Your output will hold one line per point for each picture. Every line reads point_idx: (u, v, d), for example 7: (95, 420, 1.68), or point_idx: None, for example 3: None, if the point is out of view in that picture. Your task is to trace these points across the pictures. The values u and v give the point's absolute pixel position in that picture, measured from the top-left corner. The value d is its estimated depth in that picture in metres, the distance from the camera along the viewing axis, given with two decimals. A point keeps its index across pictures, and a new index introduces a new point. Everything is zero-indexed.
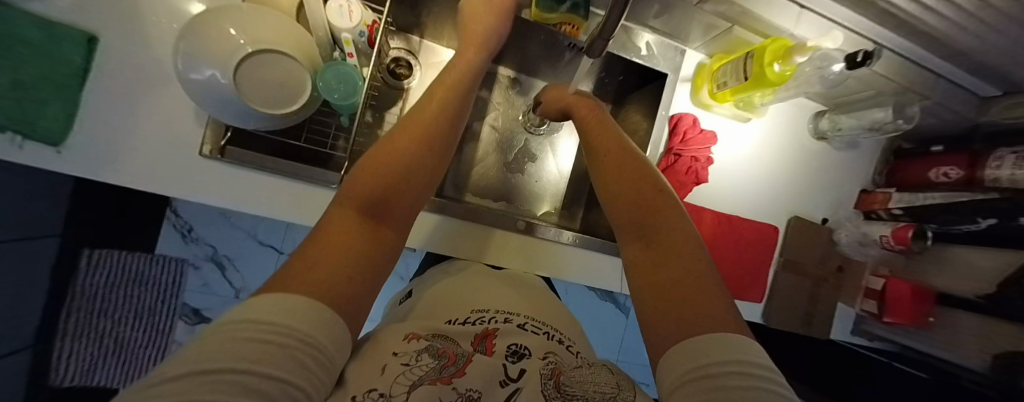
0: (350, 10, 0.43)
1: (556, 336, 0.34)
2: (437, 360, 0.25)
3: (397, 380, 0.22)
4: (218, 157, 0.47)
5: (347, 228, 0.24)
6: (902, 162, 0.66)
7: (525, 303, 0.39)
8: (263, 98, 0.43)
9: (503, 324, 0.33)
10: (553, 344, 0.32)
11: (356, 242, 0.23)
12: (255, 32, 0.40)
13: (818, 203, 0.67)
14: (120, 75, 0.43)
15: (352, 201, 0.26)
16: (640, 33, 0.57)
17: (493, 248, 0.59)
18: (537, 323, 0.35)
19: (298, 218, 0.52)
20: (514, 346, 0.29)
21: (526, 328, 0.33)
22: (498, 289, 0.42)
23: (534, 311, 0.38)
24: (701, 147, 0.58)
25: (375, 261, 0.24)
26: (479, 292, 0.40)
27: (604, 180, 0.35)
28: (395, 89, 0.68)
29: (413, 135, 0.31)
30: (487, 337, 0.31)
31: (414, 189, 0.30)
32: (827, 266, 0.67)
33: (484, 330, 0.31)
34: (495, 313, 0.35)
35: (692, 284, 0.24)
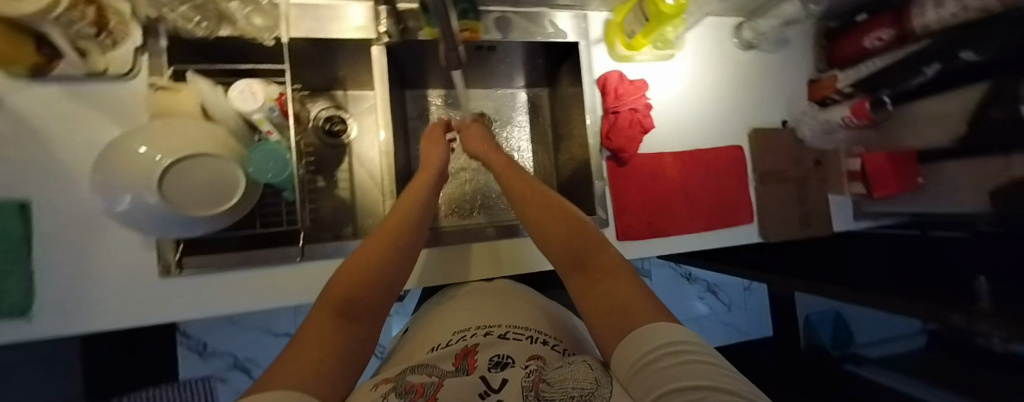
0: (252, 91, 0.45)
1: (540, 338, 0.36)
2: (403, 396, 0.23)
3: None
4: (177, 272, 0.47)
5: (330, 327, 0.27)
6: (835, 42, 0.67)
7: (507, 315, 0.41)
8: (198, 202, 0.43)
9: (483, 338, 0.35)
10: (536, 348, 0.33)
11: (332, 335, 0.26)
12: (169, 143, 0.41)
13: (773, 107, 0.66)
14: (64, 227, 0.44)
15: (330, 300, 0.29)
16: (539, 14, 0.58)
17: (479, 261, 0.60)
18: (519, 330, 0.37)
19: (272, 301, 0.50)
20: (496, 357, 0.30)
21: (507, 337, 0.35)
22: (482, 307, 0.44)
23: (517, 320, 0.40)
24: (635, 96, 0.58)
25: (354, 336, 0.28)
26: (462, 317, 0.42)
27: (533, 222, 0.39)
28: (336, 147, 0.69)
29: (384, 246, 0.37)
30: (468, 354, 0.32)
31: (389, 282, 0.35)
32: (804, 164, 0.66)
33: (465, 348, 0.33)
34: (474, 330, 0.38)
35: (618, 294, 0.28)
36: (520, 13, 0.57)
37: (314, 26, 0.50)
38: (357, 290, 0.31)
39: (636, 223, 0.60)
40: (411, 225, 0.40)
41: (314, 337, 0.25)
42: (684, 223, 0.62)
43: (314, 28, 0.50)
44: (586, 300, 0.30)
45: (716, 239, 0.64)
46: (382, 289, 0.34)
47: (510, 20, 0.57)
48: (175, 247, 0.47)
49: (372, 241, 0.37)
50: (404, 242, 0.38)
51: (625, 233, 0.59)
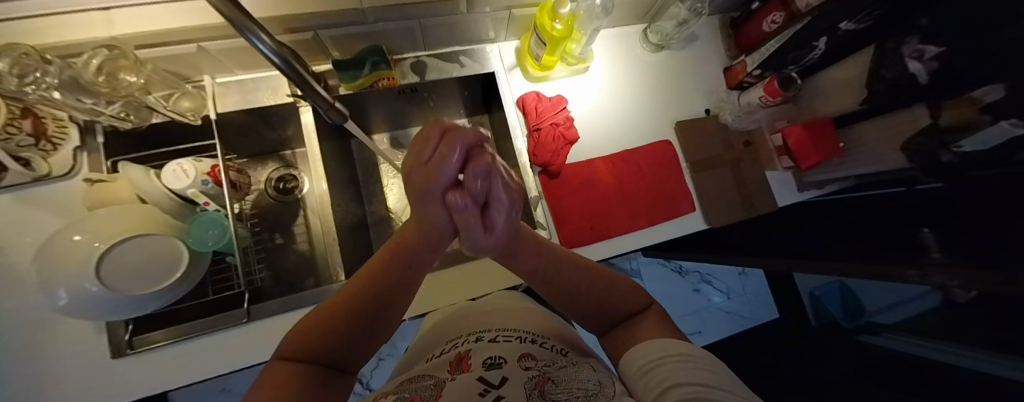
0: (182, 169, 0.48)
1: (527, 337, 0.39)
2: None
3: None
4: (128, 351, 0.48)
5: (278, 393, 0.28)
6: (739, 30, 0.71)
7: (496, 319, 0.45)
8: (138, 281, 0.46)
9: (473, 343, 0.38)
10: (527, 346, 0.36)
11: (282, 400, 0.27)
12: (108, 230, 0.44)
13: (693, 100, 0.69)
14: (18, 326, 0.47)
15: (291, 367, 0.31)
16: (452, 53, 0.63)
17: (453, 286, 0.63)
18: (507, 332, 0.40)
19: (218, 370, 0.50)
20: (489, 358, 0.33)
21: (497, 339, 0.38)
22: (477, 315, 0.47)
23: (507, 324, 0.43)
24: (553, 111, 0.61)
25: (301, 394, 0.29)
26: (462, 326, 0.46)
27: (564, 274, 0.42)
28: (288, 203, 0.71)
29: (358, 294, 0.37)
30: (462, 360, 0.35)
31: (356, 335, 0.37)
32: (734, 147, 0.68)
33: (458, 354, 0.36)
34: (467, 336, 0.42)
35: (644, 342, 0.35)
36: (432, 56, 0.62)
37: (241, 99, 0.55)
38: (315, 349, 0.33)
39: (579, 230, 0.61)
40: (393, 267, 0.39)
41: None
42: (626, 222, 0.62)
43: (241, 101, 0.55)
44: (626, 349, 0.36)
45: (663, 233, 0.64)
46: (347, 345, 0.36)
47: (426, 63, 0.62)
48: (124, 328, 0.49)
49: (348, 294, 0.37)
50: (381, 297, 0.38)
51: (569, 242, 0.60)
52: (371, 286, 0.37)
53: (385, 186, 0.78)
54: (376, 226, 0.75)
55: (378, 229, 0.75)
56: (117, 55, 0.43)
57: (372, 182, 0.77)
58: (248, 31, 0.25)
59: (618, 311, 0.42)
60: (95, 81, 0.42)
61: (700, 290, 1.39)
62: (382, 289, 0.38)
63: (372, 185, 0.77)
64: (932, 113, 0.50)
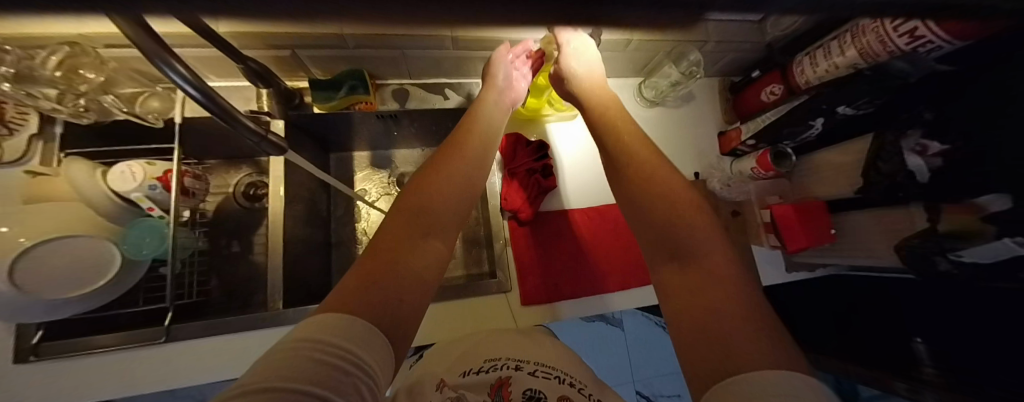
0: (132, 171, 0.47)
1: (567, 380, 0.38)
2: None
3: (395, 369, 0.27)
4: (30, 358, 0.45)
5: (389, 243, 0.32)
6: (740, 95, 0.68)
7: (534, 347, 0.43)
8: (52, 285, 0.42)
9: (514, 370, 0.38)
10: (565, 389, 0.36)
11: (391, 253, 0.32)
12: (34, 227, 0.41)
13: (682, 161, 0.67)
14: None
15: (396, 219, 0.35)
16: (437, 85, 0.62)
17: (453, 319, 0.53)
18: (547, 368, 0.39)
19: (128, 391, 0.46)
20: (528, 391, 0.36)
21: (537, 374, 0.38)
22: (518, 335, 0.46)
23: (543, 355, 0.42)
24: (532, 157, 0.59)
25: (409, 255, 0.32)
26: (506, 340, 0.44)
27: (642, 173, 0.39)
28: (253, 211, 0.68)
29: (451, 161, 0.40)
30: (502, 385, 0.37)
31: (447, 200, 0.37)
32: (721, 216, 0.64)
33: (498, 379, 0.38)
34: (506, 359, 0.40)
35: (709, 297, 0.29)
36: (414, 85, 0.61)
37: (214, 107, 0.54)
38: (416, 205, 0.36)
39: (545, 284, 0.57)
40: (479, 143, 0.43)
41: (376, 257, 0.31)
42: (595, 284, 0.58)
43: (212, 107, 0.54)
44: (680, 281, 0.32)
45: (633, 300, 0.59)
46: (448, 212, 0.37)
47: (407, 91, 0.60)
48: (33, 333, 0.45)
49: (443, 160, 0.40)
50: (468, 166, 0.41)
51: (531, 297, 0.56)
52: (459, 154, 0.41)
53: (357, 205, 0.74)
54: (340, 245, 0.71)
55: (341, 249, 0.71)
56: (77, 52, 0.43)
57: (343, 200, 0.74)
58: (160, 60, 0.23)
59: (684, 249, 0.33)
60: (52, 76, 0.41)
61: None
62: (469, 154, 0.42)
63: (343, 205, 0.74)
64: (930, 216, 0.46)
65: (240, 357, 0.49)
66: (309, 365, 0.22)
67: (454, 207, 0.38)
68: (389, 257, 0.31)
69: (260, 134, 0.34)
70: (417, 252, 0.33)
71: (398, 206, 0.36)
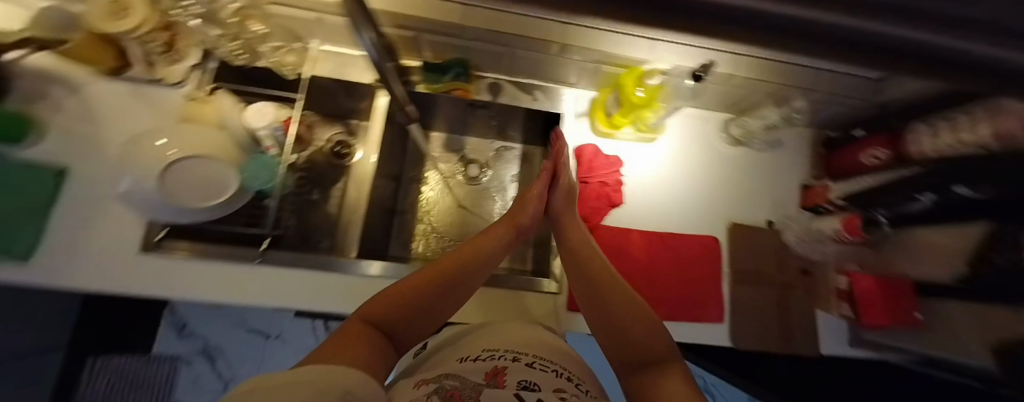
0: (266, 111, 0.54)
1: (564, 373, 0.39)
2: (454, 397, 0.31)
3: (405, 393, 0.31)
4: (154, 250, 0.52)
5: (351, 337, 0.34)
6: (836, 151, 0.64)
7: (533, 343, 0.44)
8: (185, 193, 0.50)
9: (511, 361, 0.40)
10: (560, 381, 0.38)
11: (355, 341, 0.34)
12: (189, 143, 0.51)
13: (757, 206, 0.64)
14: (81, 196, 0.53)
15: (362, 321, 0.37)
16: (530, 84, 0.64)
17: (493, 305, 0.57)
18: (545, 361, 0.41)
19: (219, 296, 0.53)
20: (524, 381, 0.35)
21: (534, 365, 0.39)
22: (519, 330, 0.48)
23: (539, 349, 0.44)
24: (607, 171, 0.60)
25: (364, 345, 0.34)
26: (504, 334, 0.46)
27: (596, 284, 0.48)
28: (338, 167, 0.74)
29: (435, 273, 0.45)
30: (497, 374, 0.37)
31: (417, 303, 0.42)
32: (788, 270, 0.61)
33: (494, 368, 0.39)
34: (504, 352, 0.42)
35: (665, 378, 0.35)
36: (511, 82, 0.64)
37: (335, 69, 0.61)
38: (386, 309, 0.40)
39: None
40: (464, 257, 0.48)
41: (339, 343, 0.33)
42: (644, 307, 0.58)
43: (335, 69, 0.61)
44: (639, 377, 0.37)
45: (678, 333, 0.58)
46: (413, 311, 0.41)
47: (502, 86, 0.63)
48: (160, 229, 0.53)
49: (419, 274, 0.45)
50: (449, 279, 0.45)
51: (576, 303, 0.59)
52: (438, 270, 0.46)
53: (425, 181, 0.79)
54: (402, 214, 0.76)
55: (403, 218, 0.76)
56: (252, 4, 0.50)
57: (413, 173, 0.79)
58: (359, 19, 0.32)
59: (643, 349, 0.40)
60: (226, 20, 0.49)
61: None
62: (448, 272, 0.46)
63: (412, 178, 0.79)
64: None
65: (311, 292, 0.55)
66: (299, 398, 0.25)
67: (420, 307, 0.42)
68: (365, 343, 0.34)
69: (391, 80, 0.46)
70: (385, 346, 0.36)
71: (368, 309, 0.39)
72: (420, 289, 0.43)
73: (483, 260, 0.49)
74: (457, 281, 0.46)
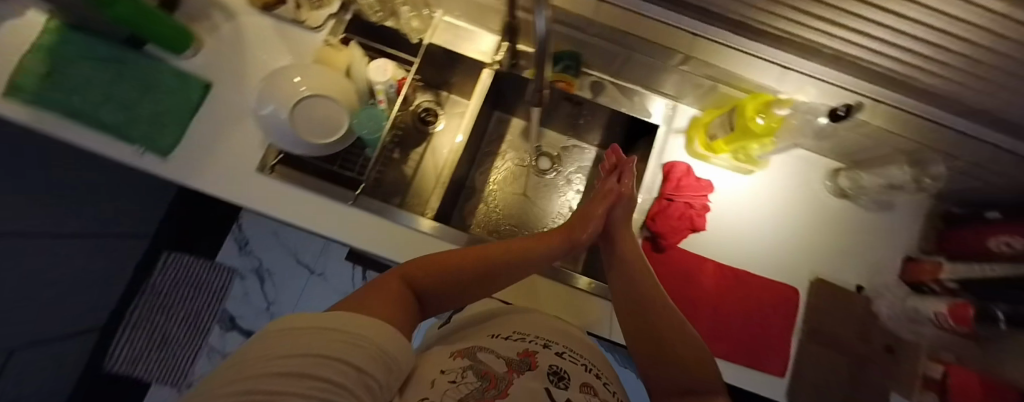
0: (386, 69, 0.58)
1: (593, 370, 0.35)
2: (479, 381, 0.26)
3: (447, 392, 0.24)
4: (267, 172, 0.58)
5: (387, 295, 0.29)
6: (952, 230, 0.57)
7: (561, 334, 0.40)
8: (305, 126, 0.53)
9: (542, 347, 0.35)
10: (588, 377, 0.33)
11: (392, 299, 0.29)
12: (313, 81, 0.54)
13: (846, 267, 0.60)
14: (217, 109, 0.60)
15: (401, 279, 0.33)
16: (634, 90, 0.64)
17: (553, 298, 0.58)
18: (574, 354, 0.37)
19: (314, 225, 0.58)
20: (554, 366, 0.31)
21: (564, 356, 0.34)
22: (539, 319, 0.43)
23: (568, 341, 0.39)
24: (696, 194, 0.58)
25: (399, 310, 0.29)
26: (527, 320, 0.42)
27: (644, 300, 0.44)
28: (422, 133, 0.78)
29: (482, 254, 0.41)
30: (527, 357, 0.32)
31: (459, 277, 0.38)
32: (868, 342, 0.57)
33: (525, 350, 0.33)
34: (535, 337, 0.37)
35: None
36: (615, 84, 0.64)
37: (450, 39, 0.64)
38: (429, 273, 0.36)
39: None
40: (515, 246, 0.44)
41: (375, 298, 0.28)
42: (704, 339, 0.56)
43: (450, 41, 0.64)
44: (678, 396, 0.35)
45: (734, 375, 0.56)
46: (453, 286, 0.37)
47: (605, 87, 0.64)
48: (275, 155, 0.59)
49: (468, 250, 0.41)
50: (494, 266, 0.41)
51: None
52: (487, 251, 0.41)
53: (498, 163, 0.81)
54: (471, 190, 0.79)
55: (471, 193, 0.78)
56: None
57: (488, 152, 0.81)
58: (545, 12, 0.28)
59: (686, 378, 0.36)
60: None
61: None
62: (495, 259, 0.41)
63: (486, 157, 0.81)
64: None
65: (390, 242, 0.59)
66: (301, 382, 0.17)
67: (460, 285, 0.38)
68: (401, 304, 0.30)
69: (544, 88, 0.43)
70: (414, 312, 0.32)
71: (409, 268, 0.35)
72: (463, 264, 0.39)
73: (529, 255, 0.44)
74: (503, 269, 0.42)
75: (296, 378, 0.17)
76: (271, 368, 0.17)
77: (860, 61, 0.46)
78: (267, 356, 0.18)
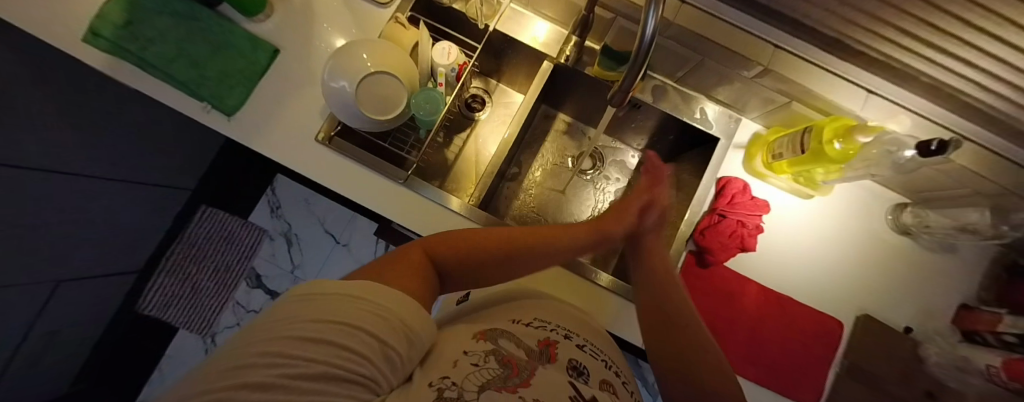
0: (450, 52, 0.57)
1: (612, 366, 0.31)
2: (502, 368, 0.23)
3: (468, 376, 0.21)
4: (325, 142, 0.59)
5: (406, 266, 0.30)
6: (1017, 282, 0.54)
7: (581, 326, 0.36)
8: (369, 103, 0.54)
9: (562, 338, 0.31)
10: (608, 373, 0.29)
11: (410, 272, 0.29)
12: (380, 59, 0.54)
13: (895, 306, 0.58)
14: (280, 74, 0.61)
15: (419, 250, 0.34)
16: (698, 99, 0.62)
17: (591, 299, 0.58)
18: (594, 348, 0.32)
19: (364, 199, 0.60)
20: (574, 361, 0.28)
21: (584, 349, 0.31)
22: (564, 309, 0.38)
23: (589, 335, 0.35)
24: (750, 213, 0.56)
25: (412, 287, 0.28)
26: (547, 306, 0.38)
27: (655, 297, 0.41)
28: (467, 119, 0.77)
29: (503, 238, 0.38)
30: (548, 346, 0.29)
31: (474, 260, 0.36)
32: (910, 386, 0.55)
33: (545, 339, 0.29)
34: (554, 325, 0.33)
35: None
36: (679, 91, 0.62)
37: (514, 26, 0.63)
38: (450, 249, 0.35)
39: None
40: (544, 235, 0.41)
41: (398, 268, 0.29)
42: (738, 360, 0.55)
43: (514, 28, 0.63)
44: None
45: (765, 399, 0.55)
46: (468, 264, 0.36)
47: (667, 92, 0.62)
48: (334, 127, 0.60)
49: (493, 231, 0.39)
50: (518, 253, 0.38)
51: None
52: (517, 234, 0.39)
53: (540, 157, 0.80)
54: (510, 182, 0.78)
55: (509, 185, 0.78)
56: None
57: (532, 146, 0.80)
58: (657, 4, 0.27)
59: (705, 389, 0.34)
60: None
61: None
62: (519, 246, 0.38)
63: (528, 151, 0.80)
64: None
65: (434, 225, 0.60)
66: (315, 351, 0.16)
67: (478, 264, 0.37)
68: (419, 281, 0.30)
69: (625, 92, 0.41)
70: (433, 287, 0.32)
71: (433, 241, 0.36)
72: (482, 245, 0.37)
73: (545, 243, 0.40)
74: (527, 254, 0.39)
75: (310, 344, 0.17)
76: (280, 341, 0.17)
77: (962, 93, 0.43)
78: (285, 327, 0.18)
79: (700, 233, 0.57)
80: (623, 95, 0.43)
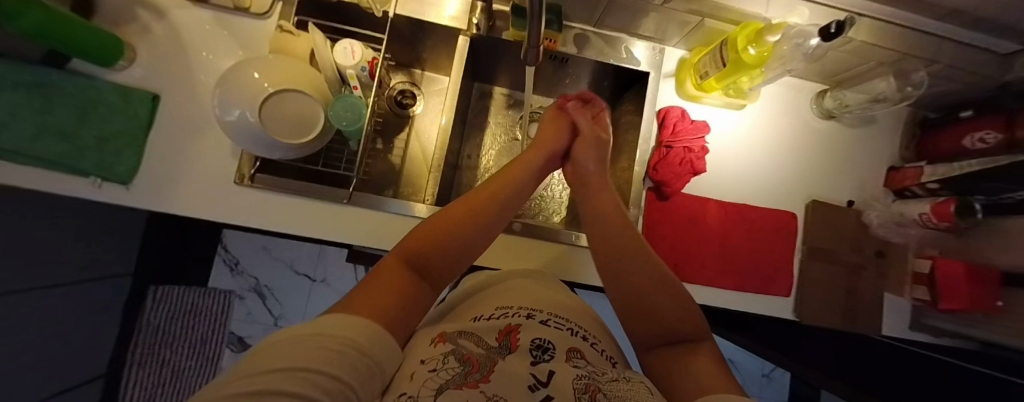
0: (353, 51, 0.52)
1: (580, 332, 0.30)
2: (462, 366, 0.22)
3: (424, 384, 0.20)
4: (247, 183, 0.53)
5: (391, 284, 0.28)
6: (931, 134, 0.59)
7: (550, 300, 0.35)
8: (279, 128, 0.49)
9: (525, 319, 0.30)
10: (577, 341, 0.28)
11: (396, 292, 0.27)
12: (274, 76, 0.48)
13: (837, 185, 0.63)
14: (172, 123, 0.54)
15: (395, 261, 0.31)
16: (619, 38, 0.61)
17: (568, 260, 0.58)
18: (561, 320, 0.31)
19: (311, 231, 0.55)
20: (538, 339, 0.26)
21: (550, 324, 0.29)
22: (536, 289, 0.38)
23: (556, 306, 0.34)
24: (692, 137, 0.58)
25: (395, 305, 0.26)
26: (516, 291, 0.36)
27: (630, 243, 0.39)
28: (401, 117, 0.72)
29: (468, 209, 0.36)
30: (511, 332, 0.28)
31: (457, 248, 0.34)
32: (862, 252, 0.61)
33: (508, 325, 0.29)
34: (517, 309, 0.32)
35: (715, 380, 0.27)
36: (599, 35, 0.61)
37: (416, 8, 0.58)
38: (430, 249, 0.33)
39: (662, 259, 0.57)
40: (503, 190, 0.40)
41: (372, 295, 0.26)
42: (711, 276, 0.58)
43: (415, 9, 0.58)
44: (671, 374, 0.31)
45: (744, 303, 0.59)
46: (452, 254, 0.34)
47: (588, 39, 0.61)
48: (252, 164, 0.54)
49: (456, 207, 0.36)
50: (490, 217, 0.37)
51: None
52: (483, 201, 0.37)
53: (487, 135, 0.77)
54: (464, 170, 0.76)
55: (465, 173, 0.76)
56: None
57: (476, 128, 0.77)
58: None
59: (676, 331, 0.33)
60: None
61: (769, 377, 1.23)
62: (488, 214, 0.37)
63: (476, 135, 0.77)
64: None
65: (396, 235, 0.57)
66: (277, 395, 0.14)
67: (461, 251, 0.35)
68: (401, 291, 0.28)
69: (538, 45, 0.39)
70: (420, 296, 0.30)
71: (402, 247, 0.32)
72: (459, 229, 0.35)
73: (506, 199, 0.39)
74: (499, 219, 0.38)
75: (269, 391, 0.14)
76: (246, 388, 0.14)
77: None
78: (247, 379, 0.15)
79: (653, 170, 0.58)
80: (537, 49, 0.41)
